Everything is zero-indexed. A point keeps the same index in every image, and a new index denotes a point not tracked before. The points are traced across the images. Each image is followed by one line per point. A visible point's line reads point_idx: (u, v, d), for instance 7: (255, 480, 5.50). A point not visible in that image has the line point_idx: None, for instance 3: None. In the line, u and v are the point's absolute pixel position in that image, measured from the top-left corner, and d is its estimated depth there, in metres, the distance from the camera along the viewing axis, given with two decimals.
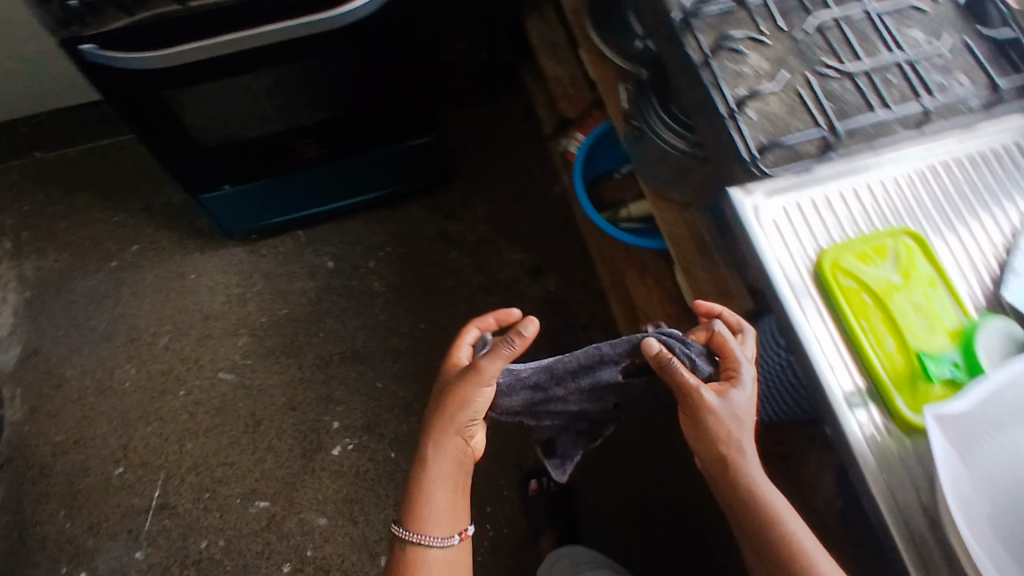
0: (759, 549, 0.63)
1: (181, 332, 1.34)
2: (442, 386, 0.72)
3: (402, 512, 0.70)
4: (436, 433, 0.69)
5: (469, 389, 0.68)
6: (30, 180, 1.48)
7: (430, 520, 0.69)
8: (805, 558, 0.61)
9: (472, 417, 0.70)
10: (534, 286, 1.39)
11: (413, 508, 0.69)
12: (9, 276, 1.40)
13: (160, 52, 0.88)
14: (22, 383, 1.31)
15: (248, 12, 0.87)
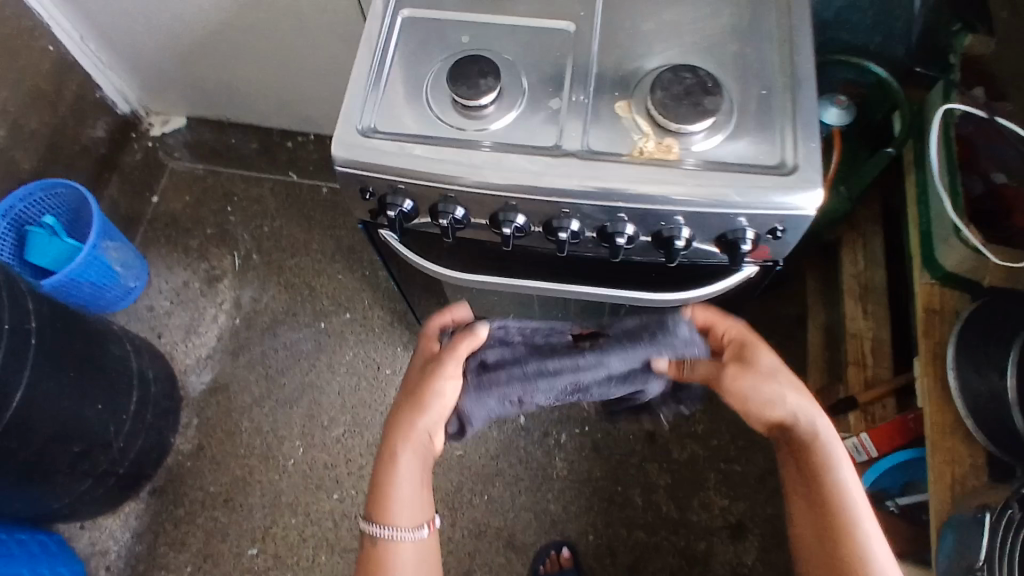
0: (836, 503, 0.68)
1: (357, 429, 1.29)
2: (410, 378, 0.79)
3: (370, 505, 0.73)
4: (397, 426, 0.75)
5: (435, 381, 0.75)
6: (279, 202, 1.48)
7: (398, 512, 0.72)
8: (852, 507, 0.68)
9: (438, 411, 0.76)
10: (728, 550, 1.17)
11: (378, 501, 0.73)
12: (228, 295, 1.40)
13: (456, 268, 0.80)
14: (201, 414, 1.31)
15: (569, 268, 0.77)
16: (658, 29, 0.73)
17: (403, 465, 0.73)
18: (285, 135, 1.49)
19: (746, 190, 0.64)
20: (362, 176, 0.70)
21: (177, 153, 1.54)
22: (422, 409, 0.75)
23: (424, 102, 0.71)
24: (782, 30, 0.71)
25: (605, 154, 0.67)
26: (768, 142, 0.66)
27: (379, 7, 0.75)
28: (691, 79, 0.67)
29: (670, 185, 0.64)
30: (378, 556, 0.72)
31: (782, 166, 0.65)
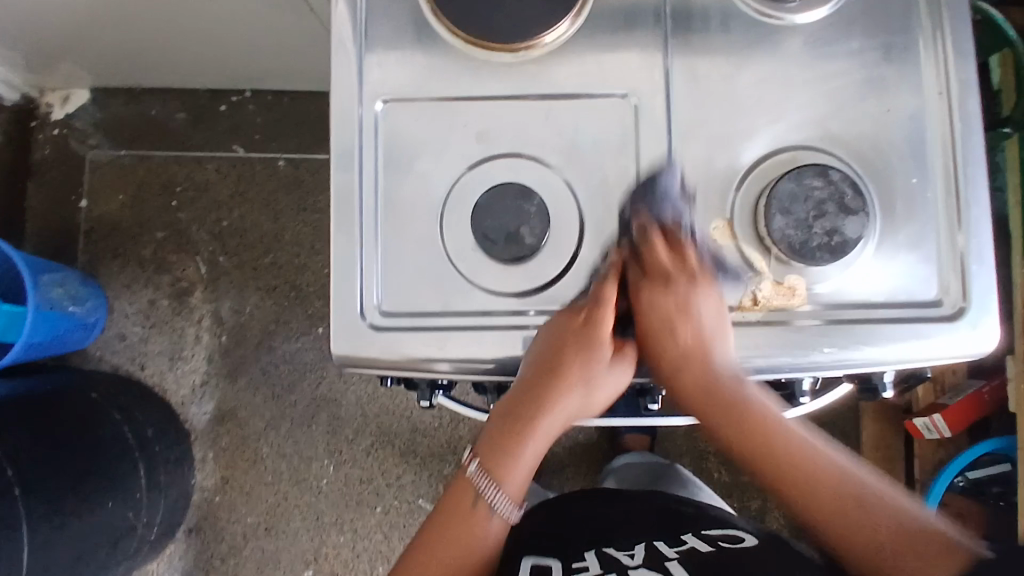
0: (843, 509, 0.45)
1: (385, 438, 1.21)
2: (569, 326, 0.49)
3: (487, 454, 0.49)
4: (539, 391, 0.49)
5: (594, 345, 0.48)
6: (233, 188, 1.25)
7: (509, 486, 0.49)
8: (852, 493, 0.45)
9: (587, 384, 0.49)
10: (783, 504, 1.15)
11: (491, 448, 0.50)
12: (205, 310, 1.24)
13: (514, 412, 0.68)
14: (215, 446, 1.22)
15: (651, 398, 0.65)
16: (755, 91, 0.52)
17: (536, 430, 0.49)
18: (215, 97, 1.25)
19: (897, 346, 0.50)
20: (366, 369, 0.53)
21: (91, 140, 1.26)
22: (582, 382, 0.48)
23: (442, 251, 0.51)
24: (938, 83, 0.52)
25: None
26: (924, 266, 0.51)
27: (351, 100, 0.53)
28: (822, 190, 0.49)
29: (794, 349, 0.50)
30: (460, 518, 0.49)
31: (940, 303, 0.51)
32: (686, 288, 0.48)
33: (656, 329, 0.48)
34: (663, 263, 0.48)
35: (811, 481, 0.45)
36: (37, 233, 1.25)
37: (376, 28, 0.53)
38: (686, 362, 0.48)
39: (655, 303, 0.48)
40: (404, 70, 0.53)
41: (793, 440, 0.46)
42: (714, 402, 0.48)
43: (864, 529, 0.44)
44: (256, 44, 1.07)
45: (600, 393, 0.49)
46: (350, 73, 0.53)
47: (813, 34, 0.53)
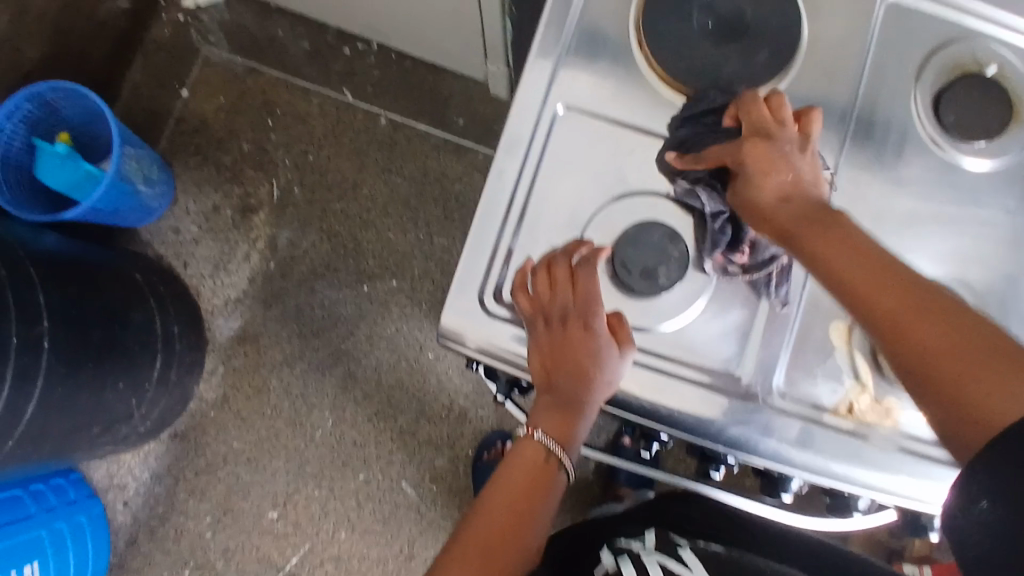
0: (967, 376, 0.37)
1: (390, 411, 1.21)
2: (565, 317, 0.52)
3: (547, 424, 0.54)
4: (563, 370, 0.52)
5: (591, 332, 0.52)
6: (328, 128, 1.27)
7: (568, 445, 0.55)
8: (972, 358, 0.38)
9: (604, 369, 0.51)
10: None
11: (547, 422, 0.54)
12: (263, 233, 1.25)
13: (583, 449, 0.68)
14: (227, 363, 1.23)
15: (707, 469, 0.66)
16: (908, 215, 0.55)
17: (583, 416, 0.54)
18: (341, 38, 1.22)
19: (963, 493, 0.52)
20: (457, 348, 0.56)
21: (210, 37, 1.29)
22: (606, 380, 0.52)
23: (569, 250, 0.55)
24: None
25: (804, 401, 0.53)
26: None
27: (533, 96, 0.57)
28: None
29: (886, 461, 0.52)
30: (523, 474, 0.54)
31: None
32: (788, 142, 0.51)
33: (754, 176, 0.51)
34: (764, 119, 0.52)
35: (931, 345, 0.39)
36: (129, 105, 1.27)
37: (580, 47, 0.58)
38: (795, 205, 0.49)
39: (754, 145, 0.51)
40: (592, 86, 0.57)
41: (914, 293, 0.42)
42: (826, 232, 0.47)
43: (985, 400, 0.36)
44: (402, 12, 1.09)
45: (598, 370, 0.51)
46: (542, 76, 0.57)
47: (974, 178, 0.55)
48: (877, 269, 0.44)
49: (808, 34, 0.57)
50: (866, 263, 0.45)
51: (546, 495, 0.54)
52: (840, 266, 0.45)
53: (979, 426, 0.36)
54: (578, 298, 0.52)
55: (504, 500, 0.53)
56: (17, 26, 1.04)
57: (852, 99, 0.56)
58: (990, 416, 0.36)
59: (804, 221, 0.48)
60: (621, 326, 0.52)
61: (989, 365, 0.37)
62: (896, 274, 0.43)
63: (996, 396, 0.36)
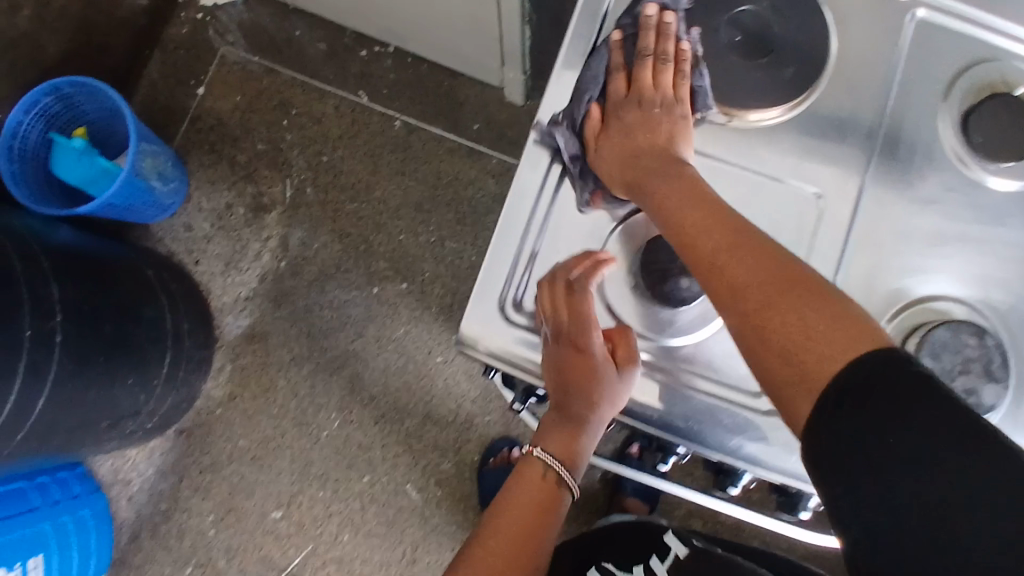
0: (785, 326, 0.42)
1: (397, 414, 1.20)
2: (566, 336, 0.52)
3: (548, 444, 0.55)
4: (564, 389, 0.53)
5: (593, 352, 0.51)
6: (342, 129, 1.27)
7: (572, 464, 0.55)
8: (794, 307, 0.43)
9: (608, 390, 0.51)
10: None
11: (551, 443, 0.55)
12: (275, 232, 1.25)
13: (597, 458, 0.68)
14: (235, 362, 1.23)
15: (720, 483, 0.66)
16: (934, 234, 0.54)
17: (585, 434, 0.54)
18: (359, 41, 1.27)
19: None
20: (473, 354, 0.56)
21: (228, 35, 1.30)
22: (609, 399, 0.52)
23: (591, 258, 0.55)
24: None
25: None
26: None
27: (558, 104, 0.57)
28: (973, 350, 0.49)
29: None
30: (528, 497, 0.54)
31: None
32: (656, 104, 0.55)
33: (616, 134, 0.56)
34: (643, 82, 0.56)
35: (756, 295, 0.44)
36: (146, 100, 1.28)
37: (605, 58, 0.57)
38: (650, 159, 0.53)
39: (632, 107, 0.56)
40: (616, 95, 0.57)
41: (748, 244, 0.46)
42: (664, 182, 0.51)
43: (806, 348, 0.41)
44: (420, 14, 1.09)
45: (603, 392, 0.52)
46: (565, 85, 0.58)
47: (1001, 197, 0.55)
48: (712, 216, 0.48)
49: (835, 52, 0.56)
50: (698, 211, 0.49)
51: (552, 516, 0.54)
52: (679, 212, 0.49)
53: (793, 367, 0.41)
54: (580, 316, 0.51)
55: (511, 526, 0.53)
56: (38, 19, 1.05)
57: (878, 116, 0.56)
58: (803, 358, 0.41)
59: (645, 172, 0.53)
60: (628, 341, 0.52)
61: (804, 318, 0.42)
62: (732, 224, 0.48)
63: (818, 341, 0.41)
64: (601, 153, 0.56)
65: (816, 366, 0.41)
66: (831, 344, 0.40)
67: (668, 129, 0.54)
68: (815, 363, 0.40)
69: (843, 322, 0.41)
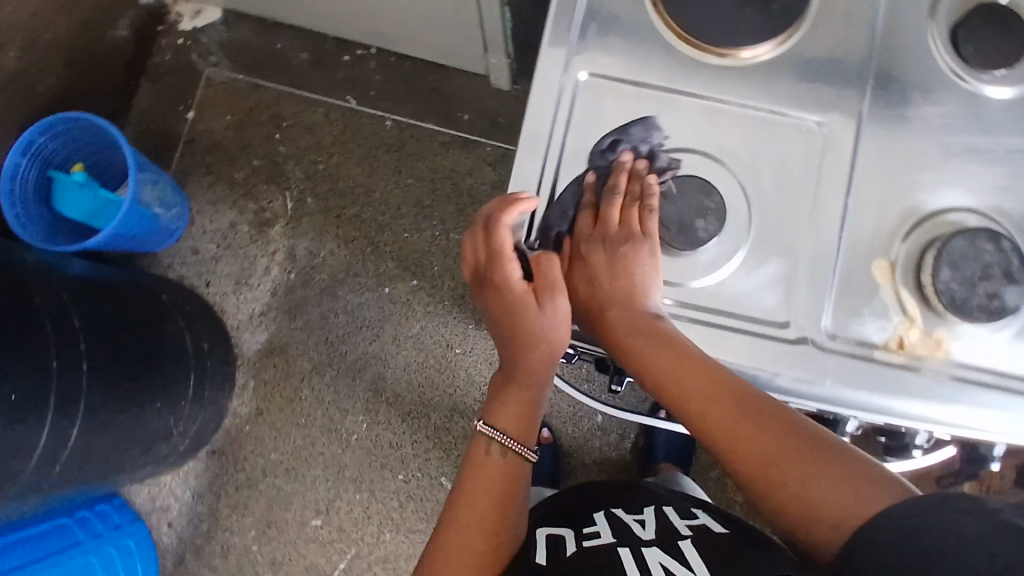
0: (804, 495, 0.47)
1: (423, 409, 1.21)
2: (490, 280, 0.58)
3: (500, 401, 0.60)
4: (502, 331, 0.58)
5: (511, 289, 0.57)
6: (335, 135, 1.28)
7: (517, 422, 0.60)
8: (806, 472, 0.47)
9: (531, 323, 0.57)
10: None
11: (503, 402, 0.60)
12: (282, 245, 1.26)
13: None
14: (258, 377, 1.24)
15: None
16: (940, 149, 0.55)
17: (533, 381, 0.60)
18: (341, 47, 1.28)
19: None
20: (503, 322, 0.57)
21: (212, 57, 1.31)
22: (534, 334, 0.57)
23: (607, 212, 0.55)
24: None
25: (852, 340, 0.53)
26: None
27: (554, 67, 0.57)
28: (992, 256, 0.50)
29: (937, 390, 0.52)
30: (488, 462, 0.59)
31: None
32: (618, 242, 0.55)
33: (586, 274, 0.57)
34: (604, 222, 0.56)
35: (760, 455, 0.49)
36: (139, 131, 1.29)
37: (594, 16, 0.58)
38: (621, 306, 0.54)
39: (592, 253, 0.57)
40: (611, 53, 0.57)
41: (747, 404, 0.50)
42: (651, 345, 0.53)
43: (828, 508, 0.45)
44: (398, 8, 1.10)
45: (526, 325, 0.57)
46: (557, 60, 0.57)
47: (1003, 105, 0.55)
48: (708, 384, 0.51)
49: None
50: (690, 371, 0.51)
51: (515, 473, 0.58)
52: (675, 378, 0.51)
53: (819, 523, 0.45)
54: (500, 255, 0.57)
55: (476, 485, 0.58)
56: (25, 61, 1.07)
57: (869, 41, 0.57)
58: (827, 517, 0.45)
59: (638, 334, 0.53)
60: (544, 271, 0.56)
61: (816, 486, 0.46)
62: (730, 387, 0.51)
63: (836, 499, 0.45)
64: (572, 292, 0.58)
65: (806, 523, 0.46)
66: (853, 501, 0.45)
67: (637, 280, 0.53)
68: (839, 519, 0.45)
69: (847, 480, 0.46)
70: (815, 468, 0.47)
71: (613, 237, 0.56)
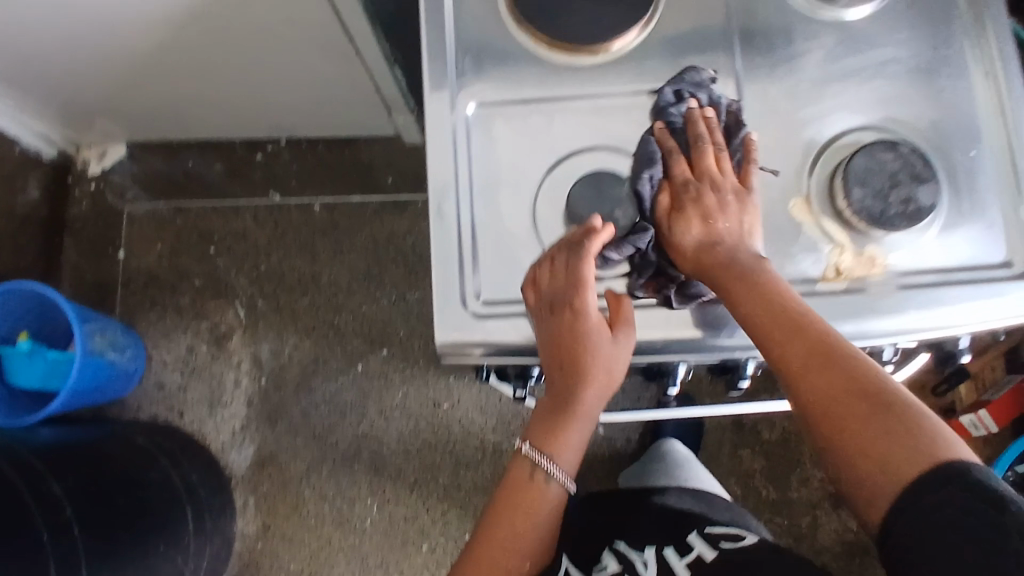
0: (874, 452, 0.45)
1: (428, 473, 1.19)
2: (558, 309, 0.52)
3: (541, 426, 0.56)
4: (560, 367, 0.53)
5: (580, 325, 0.52)
6: (268, 234, 1.28)
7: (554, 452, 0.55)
8: (886, 431, 0.45)
9: (597, 362, 0.52)
10: (832, 518, 1.15)
11: (542, 428, 0.56)
12: (244, 354, 1.24)
13: None
14: (256, 492, 1.21)
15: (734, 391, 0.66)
16: (817, 80, 0.57)
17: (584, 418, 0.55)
18: (250, 147, 1.30)
19: (982, 303, 0.53)
20: (465, 359, 0.57)
21: (128, 194, 1.31)
22: (602, 371, 0.53)
23: (529, 228, 0.56)
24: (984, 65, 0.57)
25: (794, 278, 0.54)
26: (990, 233, 0.54)
27: (441, 107, 0.58)
28: (894, 163, 0.52)
29: (885, 304, 0.53)
30: (517, 495, 0.57)
31: (1010, 264, 0.54)
32: (714, 195, 0.53)
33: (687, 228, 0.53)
34: (683, 184, 0.54)
35: (844, 407, 0.47)
36: (75, 285, 1.28)
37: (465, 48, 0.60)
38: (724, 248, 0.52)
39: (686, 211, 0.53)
40: (490, 79, 0.59)
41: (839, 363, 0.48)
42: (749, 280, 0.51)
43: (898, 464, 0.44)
44: (292, 94, 1.11)
45: (590, 360, 0.52)
46: (442, 95, 0.59)
47: (862, 23, 0.58)
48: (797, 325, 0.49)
49: None
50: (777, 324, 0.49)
51: (538, 506, 0.56)
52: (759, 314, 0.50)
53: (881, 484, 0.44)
54: (574, 283, 0.52)
55: (500, 523, 0.56)
56: None
57: None
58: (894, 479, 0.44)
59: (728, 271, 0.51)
60: (623, 307, 0.53)
61: (894, 447, 0.44)
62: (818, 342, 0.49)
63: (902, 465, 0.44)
64: (675, 251, 0.54)
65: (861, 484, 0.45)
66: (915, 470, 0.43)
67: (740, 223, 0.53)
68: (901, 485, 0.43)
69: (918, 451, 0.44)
70: (889, 438, 0.45)
71: (726, 186, 0.53)
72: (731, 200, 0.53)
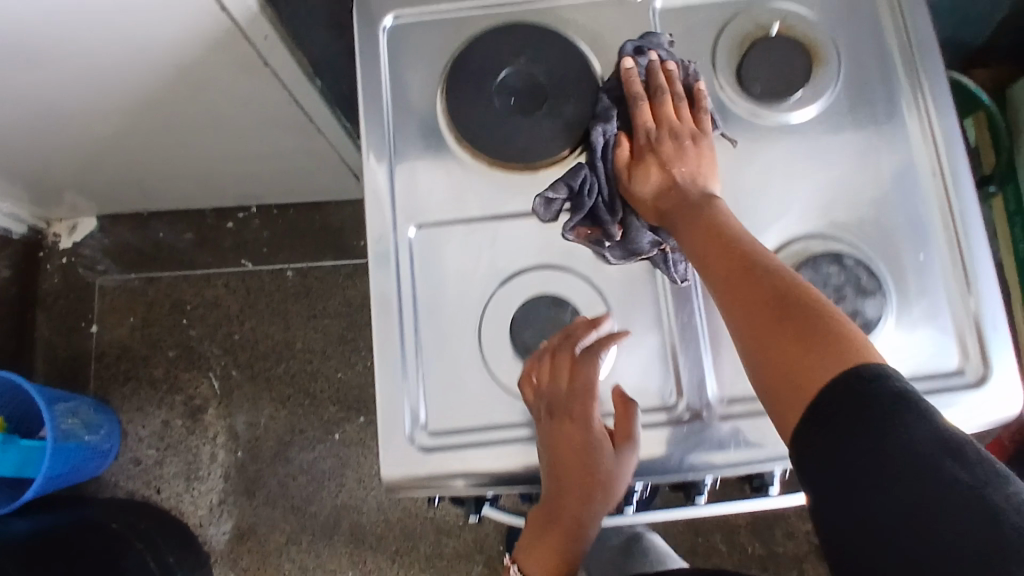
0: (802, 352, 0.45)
1: (410, 542, 1.18)
2: (563, 410, 0.54)
3: (533, 542, 0.56)
4: (558, 476, 0.54)
5: (584, 429, 0.53)
6: (240, 302, 1.27)
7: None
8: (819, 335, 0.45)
9: (597, 472, 0.53)
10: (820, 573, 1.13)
11: (534, 547, 0.56)
12: (220, 427, 1.23)
13: None
14: (236, 567, 1.19)
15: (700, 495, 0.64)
16: (760, 188, 0.57)
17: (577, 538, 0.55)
18: (221, 215, 1.29)
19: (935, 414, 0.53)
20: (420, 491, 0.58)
21: (99, 266, 1.30)
22: (601, 484, 0.53)
23: (476, 354, 0.58)
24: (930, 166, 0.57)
25: (741, 397, 0.56)
26: (943, 337, 0.55)
27: (384, 227, 0.60)
28: (839, 277, 0.53)
29: None
30: None
31: (963, 370, 0.54)
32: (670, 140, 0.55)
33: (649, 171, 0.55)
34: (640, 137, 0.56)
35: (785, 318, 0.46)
36: (47, 363, 1.26)
37: (406, 145, 0.61)
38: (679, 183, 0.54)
39: (646, 162, 0.55)
40: (431, 183, 0.60)
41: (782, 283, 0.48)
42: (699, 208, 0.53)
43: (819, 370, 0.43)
44: (258, 167, 1.11)
45: (591, 469, 0.53)
46: (381, 187, 0.60)
47: (807, 126, 0.58)
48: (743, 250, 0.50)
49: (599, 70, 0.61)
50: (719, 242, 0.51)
51: None
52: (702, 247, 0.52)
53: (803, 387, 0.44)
54: (580, 386, 0.54)
55: None
56: None
57: None
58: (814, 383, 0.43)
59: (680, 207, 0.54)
60: (629, 419, 0.54)
61: (827, 352, 0.44)
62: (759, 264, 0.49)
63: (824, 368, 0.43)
64: (635, 190, 0.56)
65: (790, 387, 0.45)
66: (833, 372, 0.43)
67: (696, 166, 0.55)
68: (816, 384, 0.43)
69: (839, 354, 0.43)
70: (818, 348, 0.44)
71: (684, 131, 0.55)
72: (687, 143, 0.55)
